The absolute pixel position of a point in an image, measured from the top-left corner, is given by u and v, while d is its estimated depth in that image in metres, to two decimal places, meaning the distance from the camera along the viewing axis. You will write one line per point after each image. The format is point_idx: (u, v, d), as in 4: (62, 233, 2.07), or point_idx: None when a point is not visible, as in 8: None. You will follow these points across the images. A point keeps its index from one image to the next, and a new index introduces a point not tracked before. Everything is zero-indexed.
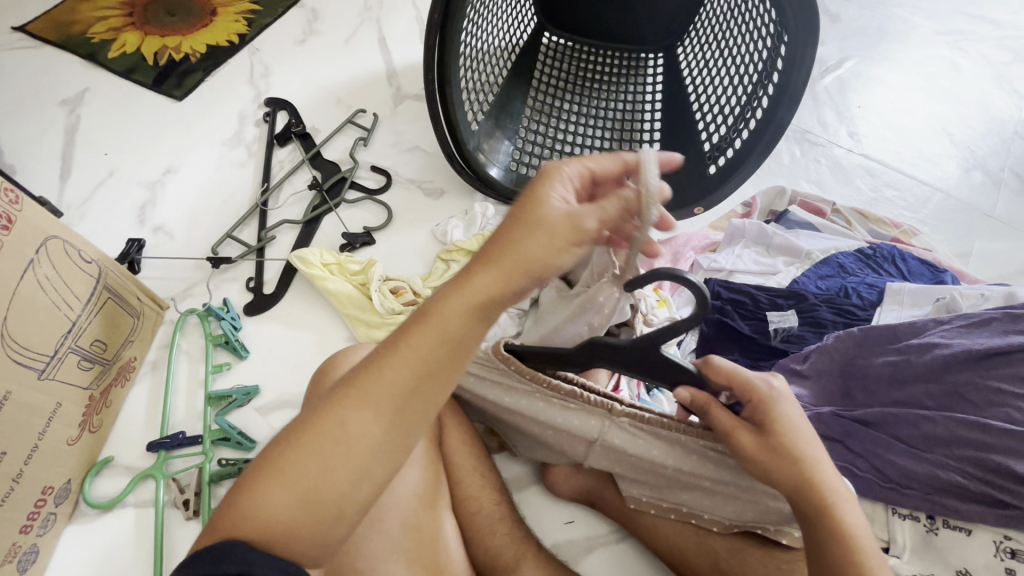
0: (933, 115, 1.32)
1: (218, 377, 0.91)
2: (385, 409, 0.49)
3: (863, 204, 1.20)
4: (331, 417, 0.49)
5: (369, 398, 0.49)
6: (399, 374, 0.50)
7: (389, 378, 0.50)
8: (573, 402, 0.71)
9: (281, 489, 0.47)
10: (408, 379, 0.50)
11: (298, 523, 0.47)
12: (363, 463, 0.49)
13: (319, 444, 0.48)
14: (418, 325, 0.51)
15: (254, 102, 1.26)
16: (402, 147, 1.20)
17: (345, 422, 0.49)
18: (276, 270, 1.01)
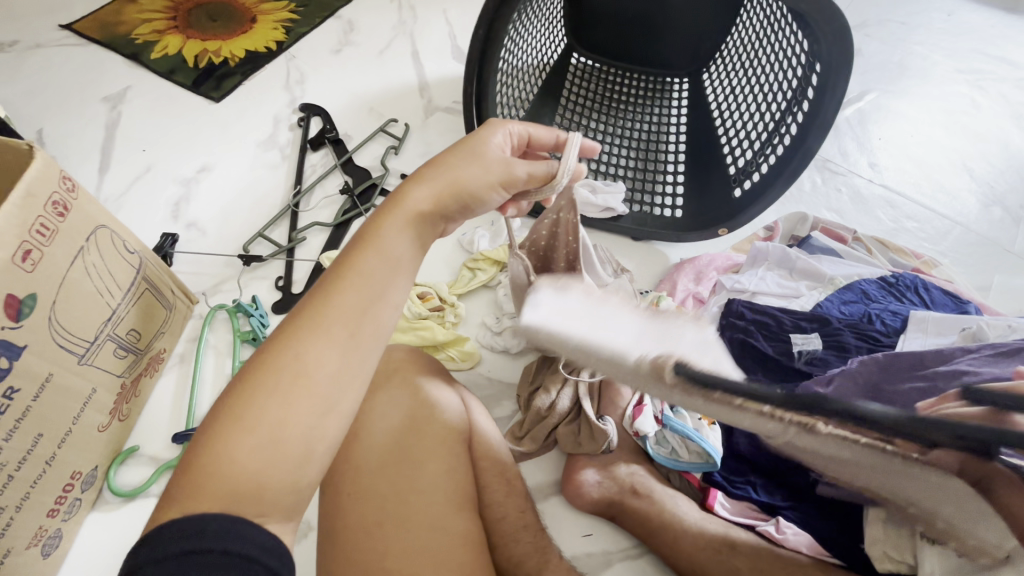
0: (952, 150, 1.35)
1: None
2: (339, 335, 0.49)
3: (883, 233, 1.21)
4: (291, 348, 0.48)
5: (322, 325, 0.49)
6: (351, 294, 0.50)
7: (340, 302, 0.50)
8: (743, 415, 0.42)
9: (247, 436, 0.45)
10: (360, 298, 0.51)
11: (272, 471, 0.45)
12: (327, 394, 0.48)
13: (277, 381, 0.46)
14: (359, 247, 0.53)
15: (289, 107, 1.30)
16: (432, 157, 1.22)
17: (304, 351, 0.48)
18: (305, 270, 1.03)
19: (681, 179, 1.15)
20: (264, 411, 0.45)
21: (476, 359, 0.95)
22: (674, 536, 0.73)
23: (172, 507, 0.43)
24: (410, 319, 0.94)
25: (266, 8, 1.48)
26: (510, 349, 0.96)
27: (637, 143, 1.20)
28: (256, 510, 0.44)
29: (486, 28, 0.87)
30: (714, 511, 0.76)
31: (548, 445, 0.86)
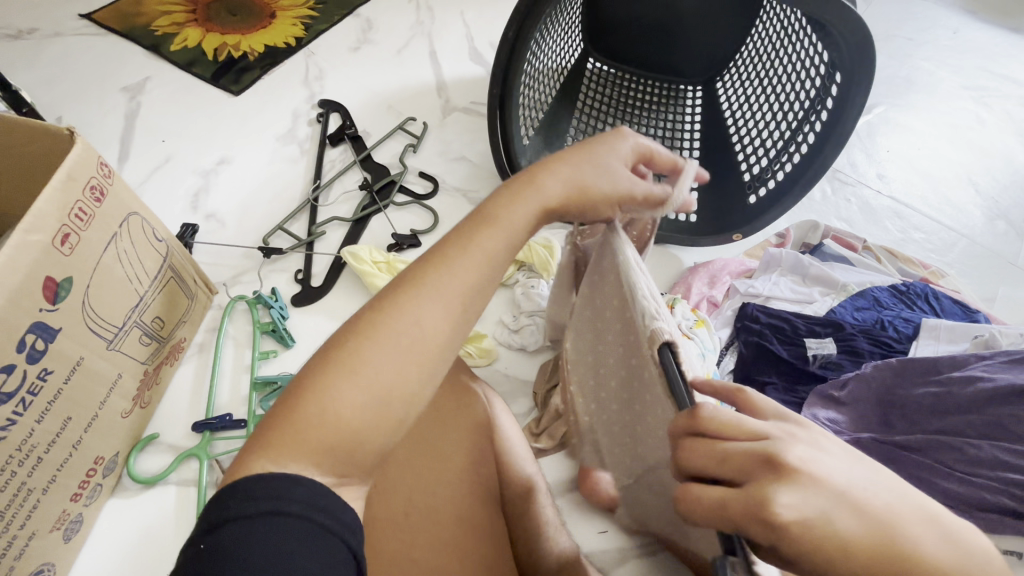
0: (958, 164, 1.37)
1: (264, 364, 0.92)
2: (455, 306, 0.50)
3: (892, 243, 1.24)
4: (405, 310, 0.48)
5: (441, 294, 0.50)
6: (468, 273, 0.52)
7: (458, 278, 0.51)
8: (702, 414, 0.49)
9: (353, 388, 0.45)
10: (475, 277, 0.52)
11: (371, 427, 0.45)
12: (431, 362, 0.48)
13: (392, 342, 0.47)
14: (482, 224, 0.55)
15: (308, 102, 1.31)
16: (449, 156, 1.23)
17: (421, 318, 0.49)
18: (324, 264, 1.04)
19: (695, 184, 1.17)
20: (372, 367, 0.46)
21: (493, 356, 0.96)
22: None
23: (268, 448, 0.43)
24: None
25: (285, 4, 1.48)
26: (527, 347, 0.97)
27: None
28: (347, 465, 0.44)
29: (515, 30, 0.89)
30: None
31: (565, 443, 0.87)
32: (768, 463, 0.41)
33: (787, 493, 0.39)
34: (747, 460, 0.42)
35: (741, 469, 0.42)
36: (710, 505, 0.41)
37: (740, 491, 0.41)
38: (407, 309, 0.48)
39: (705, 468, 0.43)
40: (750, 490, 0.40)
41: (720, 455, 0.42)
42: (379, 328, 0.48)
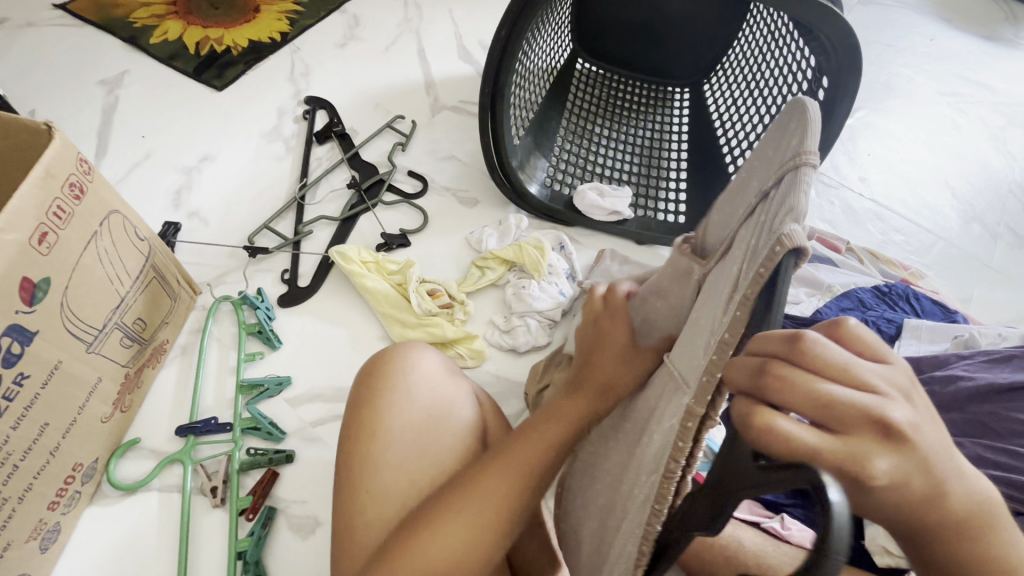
0: (936, 168, 1.41)
1: (250, 366, 0.90)
2: (525, 477, 0.61)
3: (873, 245, 1.27)
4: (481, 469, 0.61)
5: (514, 464, 0.61)
6: (540, 444, 0.63)
7: (530, 446, 0.63)
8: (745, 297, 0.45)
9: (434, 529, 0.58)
10: (546, 444, 0.63)
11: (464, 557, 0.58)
12: (501, 525, 0.59)
13: (472, 510, 0.58)
14: (581, 387, 0.68)
15: (294, 99, 1.28)
16: (438, 155, 1.22)
17: (498, 488, 0.60)
18: (311, 264, 1.02)
19: (684, 186, 1.18)
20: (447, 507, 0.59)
21: (484, 357, 0.95)
22: None
23: None
24: (420, 315, 0.94)
25: None
26: (519, 347, 0.96)
27: (640, 149, 1.23)
28: None
29: (508, 29, 0.88)
30: None
31: None
32: (873, 421, 0.36)
33: (886, 461, 0.36)
34: (851, 414, 0.36)
35: (834, 415, 0.36)
36: (792, 441, 0.34)
37: (836, 443, 0.35)
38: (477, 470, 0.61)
39: (794, 406, 0.36)
40: (852, 447, 0.35)
41: (821, 399, 0.36)
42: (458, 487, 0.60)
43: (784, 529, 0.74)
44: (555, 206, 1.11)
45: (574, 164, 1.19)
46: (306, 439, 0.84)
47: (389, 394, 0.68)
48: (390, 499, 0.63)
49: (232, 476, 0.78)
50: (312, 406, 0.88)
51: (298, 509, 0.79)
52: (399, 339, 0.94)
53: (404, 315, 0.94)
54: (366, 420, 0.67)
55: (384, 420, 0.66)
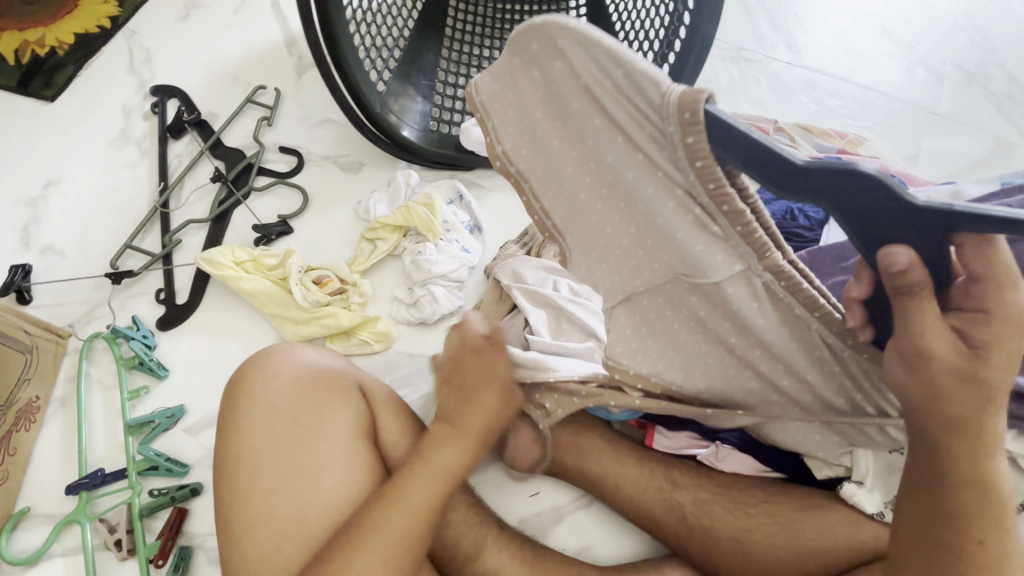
0: (870, 13, 1.22)
1: (139, 403, 0.83)
2: (412, 520, 0.59)
3: (806, 118, 1.12)
4: (408, 495, 0.59)
5: (402, 519, 0.58)
6: (424, 485, 0.60)
7: (418, 488, 0.60)
8: (724, 229, 0.42)
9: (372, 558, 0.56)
10: (431, 487, 0.61)
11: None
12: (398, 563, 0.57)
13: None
14: (417, 467, 0.62)
15: (139, 93, 1.13)
16: (311, 122, 1.08)
17: (376, 543, 0.56)
18: (188, 276, 0.92)
19: None
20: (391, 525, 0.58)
21: (392, 337, 0.87)
22: (614, 486, 0.69)
23: None
24: (310, 309, 0.85)
25: None
26: (427, 319, 0.87)
27: None
28: None
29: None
30: (652, 447, 0.71)
31: None
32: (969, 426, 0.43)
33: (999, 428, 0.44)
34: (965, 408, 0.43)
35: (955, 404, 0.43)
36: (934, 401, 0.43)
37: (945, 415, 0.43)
38: (415, 488, 0.60)
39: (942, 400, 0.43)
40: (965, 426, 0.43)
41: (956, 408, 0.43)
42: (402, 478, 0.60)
43: (716, 459, 0.67)
44: (445, 151, 0.98)
45: (461, 99, 1.04)
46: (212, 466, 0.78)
47: (250, 411, 0.62)
48: (275, 530, 0.58)
49: (134, 524, 0.72)
50: (213, 431, 0.81)
51: (215, 541, 0.74)
52: (295, 339, 0.86)
53: (293, 312, 0.86)
54: (236, 447, 0.61)
55: (250, 442, 0.61)
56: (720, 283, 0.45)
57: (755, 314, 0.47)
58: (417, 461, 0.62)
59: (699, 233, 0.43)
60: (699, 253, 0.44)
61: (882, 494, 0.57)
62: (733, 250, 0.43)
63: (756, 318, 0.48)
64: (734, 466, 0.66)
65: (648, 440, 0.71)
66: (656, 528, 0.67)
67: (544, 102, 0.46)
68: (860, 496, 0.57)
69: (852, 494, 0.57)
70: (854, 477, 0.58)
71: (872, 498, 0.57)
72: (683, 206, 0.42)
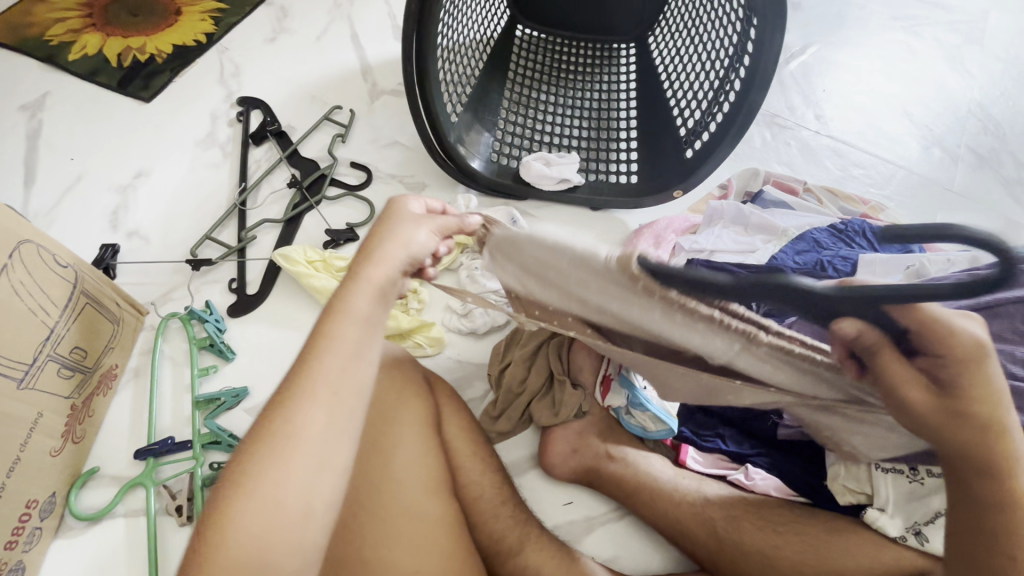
0: (892, 96, 1.34)
1: (206, 381, 0.89)
2: (326, 398, 0.55)
3: (831, 182, 1.22)
4: (312, 366, 0.55)
5: (314, 396, 0.54)
6: (330, 357, 0.56)
7: (325, 360, 0.56)
8: (702, 323, 0.49)
9: (299, 454, 0.53)
10: (335, 364, 0.56)
11: (318, 486, 0.53)
12: (320, 446, 0.53)
13: (267, 458, 0.52)
14: (321, 340, 0.57)
15: (226, 102, 1.24)
16: (381, 143, 1.18)
17: (297, 424, 0.53)
18: (259, 270, 1.00)
19: (635, 145, 1.15)
20: (305, 423, 0.53)
21: (443, 343, 0.93)
22: (650, 498, 0.74)
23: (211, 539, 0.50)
24: None
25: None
26: (478, 329, 0.94)
27: (591, 113, 1.18)
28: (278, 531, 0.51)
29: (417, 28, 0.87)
30: (685, 466, 0.77)
31: (525, 422, 0.86)
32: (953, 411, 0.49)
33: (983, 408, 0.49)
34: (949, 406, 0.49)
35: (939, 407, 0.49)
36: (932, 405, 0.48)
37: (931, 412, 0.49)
38: (318, 363, 0.56)
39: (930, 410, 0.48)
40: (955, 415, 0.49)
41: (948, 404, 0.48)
42: (313, 358, 0.56)
43: (747, 480, 0.73)
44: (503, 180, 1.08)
45: (520, 136, 1.15)
46: None
47: None
48: None
49: (195, 493, 0.77)
50: None
51: None
52: None
53: None
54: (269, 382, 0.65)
55: None
56: (732, 360, 0.52)
57: (773, 375, 0.52)
58: (327, 321, 0.58)
59: (692, 333, 0.51)
60: (705, 342, 0.51)
61: (902, 520, 0.63)
62: (726, 335, 0.49)
63: (776, 375, 0.52)
64: (764, 487, 0.72)
65: (682, 459, 0.77)
66: (687, 540, 0.71)
67: (521, 273, 0.62)
68: (881, 519, 0.63)
69: (874, 518, 0.63)
70: (875, 504, 0.64)
71: (894, 523, 0.63)
72: (666, 311, 0.50)
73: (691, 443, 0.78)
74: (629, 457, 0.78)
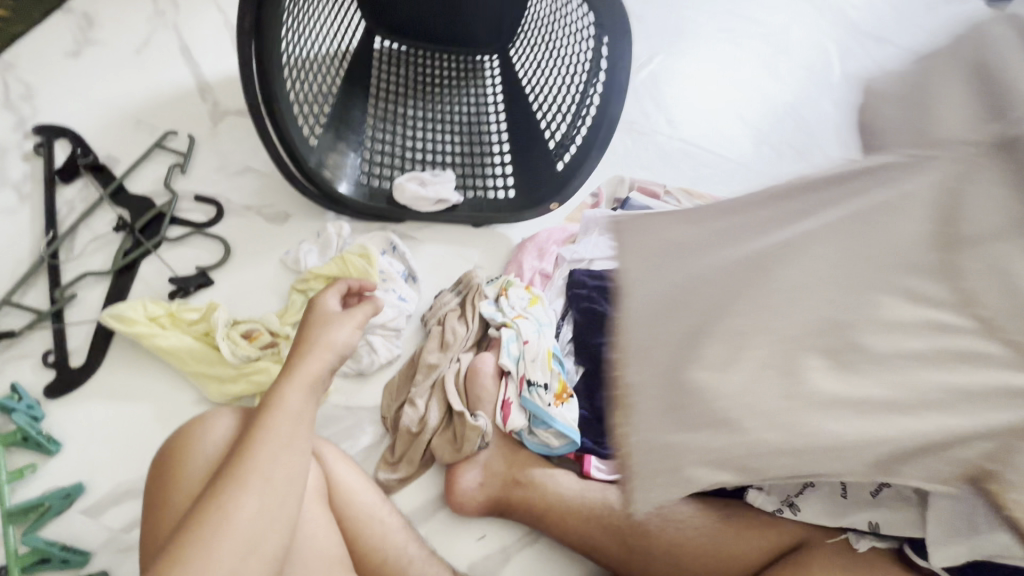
0: (726, 101, 1.50)
1: (20, 486, 0.71)
2: (263, 485, 0.51)
3: (687, 182, 1.34)
4: (251, 452, 0.53)
5: (248, 483, 0.51)
6: (270, 444, 0.54)
7: (266, 448, 0.53)
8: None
9: (235, 543, 0.48)
10: (279, 449, 0.54)
11: (259, 568, 0.49)
12: (258, 529, 0.50)
13: (197, 549, 0.47)
14: (260, 424, 0.55)
15: (17, 131, 1.01)
16: (230, 170, 1.05)
17: (229, 511, 0.49)
18: (84, 336, 0.83)
19: (508, 158, 1.15)
20: (233, 515, 0.49)
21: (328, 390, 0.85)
22: (559, 519, 0.74)
23: None
24: (237, 365, 0.81)
25: None
26: (366, 368, 0.87)
27: (461, 127, 1.16)
28: None
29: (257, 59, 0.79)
30: (590, 477, 0.79)
31: (428, 462, 0.81)
32: None
33: None
34: None
35: None
36: None
37: None
38: (259, 447, 0.53)
39: None
40: None
41: None
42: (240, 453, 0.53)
43: None
44: (376, 204, 1.01)
45: (389, 155, 1.09)
46: (119, 550, 0.69)
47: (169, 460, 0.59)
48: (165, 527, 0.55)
49: None
50: (121, 508, 0.72)
51: None
52: (220, 398, 0.81)
53: (217, 370, 0.81)
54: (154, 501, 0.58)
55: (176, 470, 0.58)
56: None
57: None
58: (263, 417, 0.56)
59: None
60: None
61: (778, 496, 0.67)
62: None
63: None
64: None
65: (585, 470, 0.79)
66: (598, 553, 0.73)
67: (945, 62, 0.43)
68: (761, 498, 0.67)
69: (755, 497, 0.68)
70: (755, 484, 0.68)
71: (771, 499, 0.67)
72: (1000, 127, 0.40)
73: (593, 452, 0.81)
74: (536, 480, 0.77)
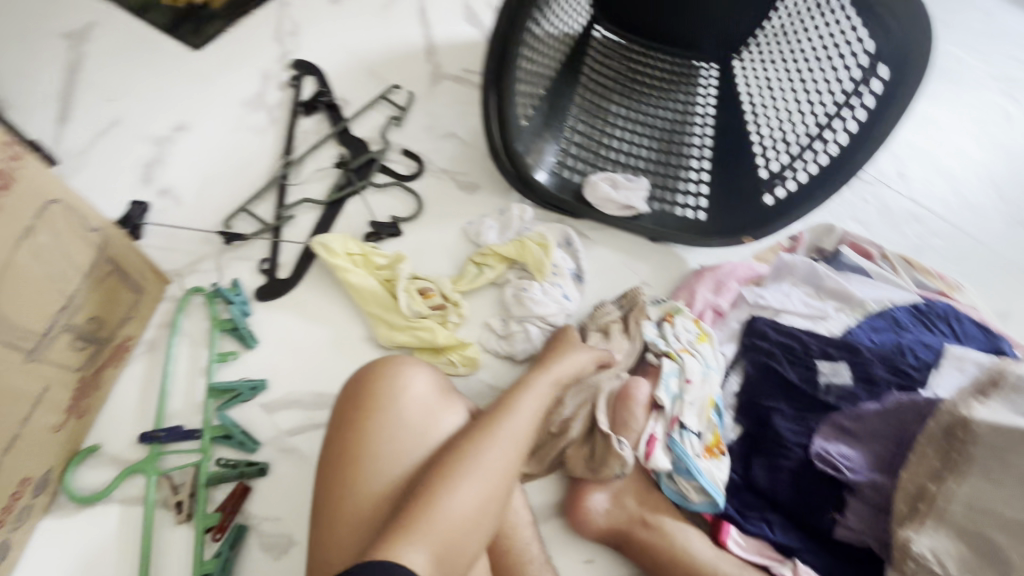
0: (982, 164, 1.25)
1: (222, 368, 0.83)
2: (507, 451, 0.65)
3: (907, 250, 1.14)
4: (502, 423, 0.66)
5: (499, 445, 0.64)
6: (516, 421, 0.67)
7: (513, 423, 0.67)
8: None
9: (483, 487, 0.61)
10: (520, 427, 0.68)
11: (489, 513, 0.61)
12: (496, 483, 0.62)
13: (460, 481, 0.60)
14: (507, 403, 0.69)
15: (279, 62, 1.16)
16: (437, 132, 1.10)
17: (484, 462, 0.62)
18: (293, 253, 0.93)
19: (706, 177, 1.05)
20: (487, 466, 0.62)
21: (478, 365, 0.87)
22: None
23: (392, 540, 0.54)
24: (409, 317, 0.86)
25: None
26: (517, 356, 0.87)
27: (664, 134, 1.09)
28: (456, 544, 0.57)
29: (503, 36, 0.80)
30: (726, 547, 0.71)
31: (553, 465, 0.79)
32: None
33: None
34: None
35: None
36: None
37: None
38: (506, 421, 0.67)
39: None
40: None
41: None
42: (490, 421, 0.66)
43: None
44: (564, 196, 0.99)
45: (585, 149, 1.06)
46: (281, 449, 0.78)
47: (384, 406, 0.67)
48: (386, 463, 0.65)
49: (198, 491, 0.72)
50: (289, 413, 0.80)
51: (271, 527, 0.73)
52: (386, 342, 0.86)
53: (391, 317, 0.86)
54: (350, 439, 0.65)
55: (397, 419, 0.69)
56: None
57: None
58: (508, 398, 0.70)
59: None
60: None
61: None
62: None
63: None
64: None
65: (722, 538, 0.71)
66: None
67: None
68: None
69: None
70: None
71: None
72: None
73: (733, 521, 0.73)
74: (666, 528, 0.72)
